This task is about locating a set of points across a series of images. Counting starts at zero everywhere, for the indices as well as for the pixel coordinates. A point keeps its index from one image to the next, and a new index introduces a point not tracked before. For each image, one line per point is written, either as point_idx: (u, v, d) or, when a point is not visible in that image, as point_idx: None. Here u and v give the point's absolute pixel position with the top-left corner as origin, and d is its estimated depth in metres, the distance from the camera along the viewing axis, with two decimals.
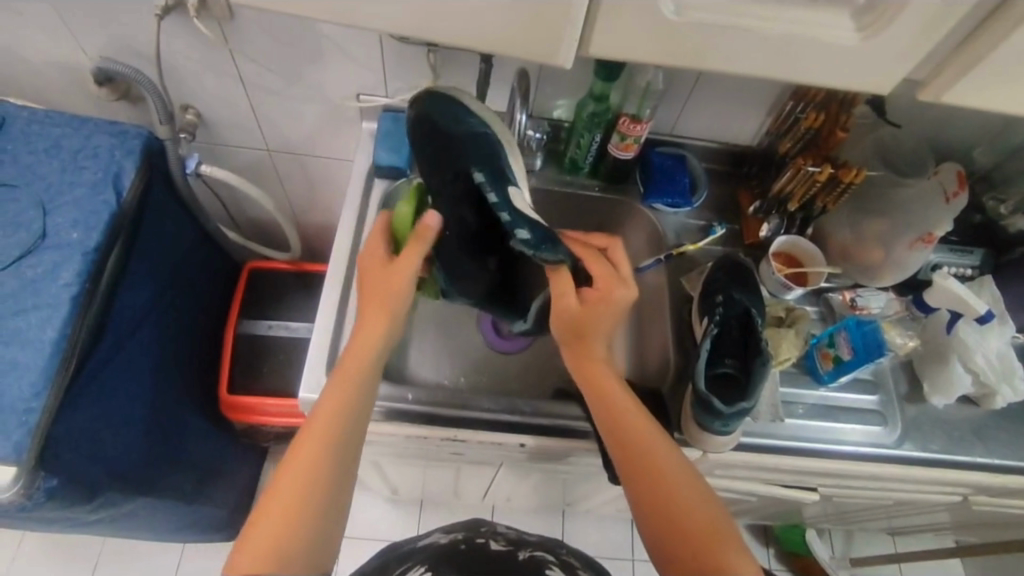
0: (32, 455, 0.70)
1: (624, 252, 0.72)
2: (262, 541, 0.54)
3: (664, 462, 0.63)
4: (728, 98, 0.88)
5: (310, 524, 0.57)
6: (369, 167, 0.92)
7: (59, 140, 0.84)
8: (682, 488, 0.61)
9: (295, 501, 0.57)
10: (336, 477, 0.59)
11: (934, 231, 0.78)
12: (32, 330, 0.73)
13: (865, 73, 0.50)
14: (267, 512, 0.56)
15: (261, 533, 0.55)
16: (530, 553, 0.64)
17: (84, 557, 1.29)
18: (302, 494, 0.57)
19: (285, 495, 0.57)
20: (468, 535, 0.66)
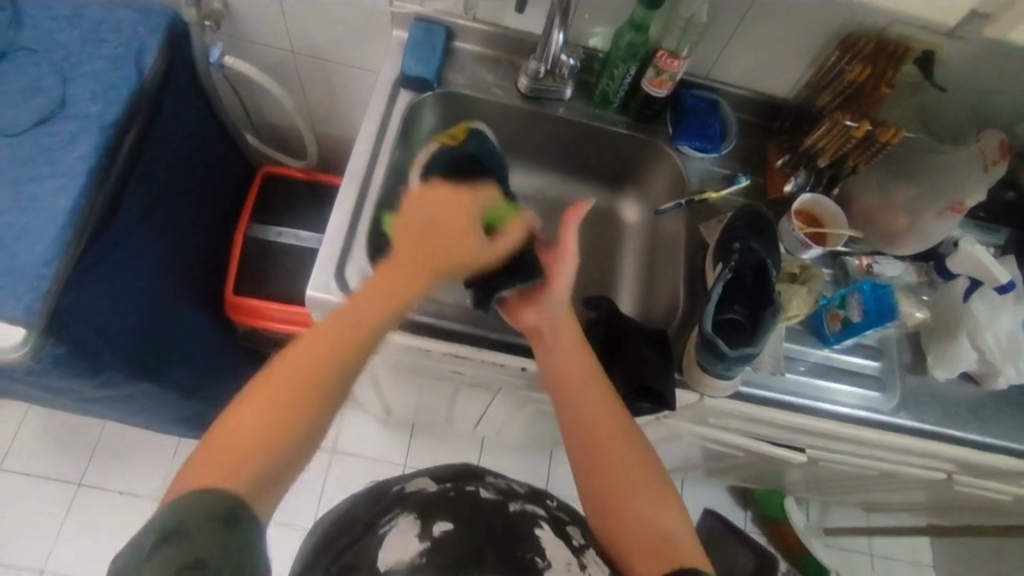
0: (42, 319, 0.70)
1: (574, 230, 0.74)
2: (227, 455, 0.49)
3: (624, 462, 0.66)
4: (771, 41, 0.84)
5: (291, 442, 0.52)
6: (395, 75, 0.90)
7: (81, 9, 0.82)
8: (639, 485, 0.65)
9: (263, 424, 0.51)
10: (313, 421, 0.53)
11: (965, 201, 0.76)
12: (46, 197, 0.73)
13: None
14: (237, 420, 0.51)
15: (223, 444, 0.50)
16: (521, 509, 0.65)
17: (83, 440, 1.33)
18: (272, 420, 0.51)
19: (261, 410, 0.52)
20: (458, 484, 0.66)
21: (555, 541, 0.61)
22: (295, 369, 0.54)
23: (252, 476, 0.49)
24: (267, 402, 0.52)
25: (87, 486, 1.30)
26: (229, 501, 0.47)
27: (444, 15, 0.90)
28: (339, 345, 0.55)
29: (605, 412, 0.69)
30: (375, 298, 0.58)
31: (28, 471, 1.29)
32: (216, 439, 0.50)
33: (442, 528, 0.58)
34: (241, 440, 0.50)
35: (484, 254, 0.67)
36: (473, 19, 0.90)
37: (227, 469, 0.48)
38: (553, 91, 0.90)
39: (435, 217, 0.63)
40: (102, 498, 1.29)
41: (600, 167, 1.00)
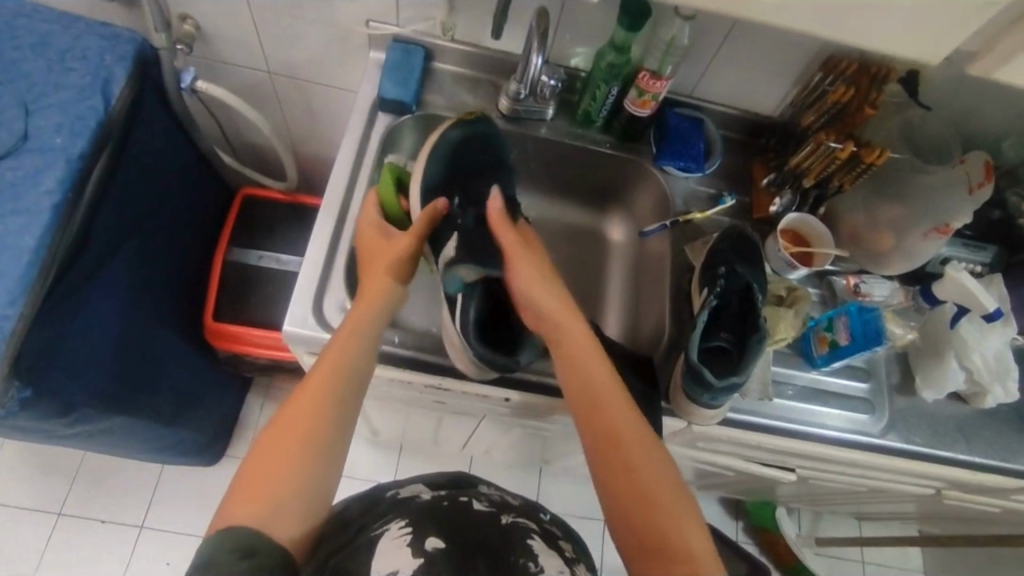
0: (6, 362, 0.68)
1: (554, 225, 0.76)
2: (248, 499, 0.56)
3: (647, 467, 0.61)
4: (753, 61, 0.84)
5: (297, 482, 0.58)
6: (374, 99, 0.88)
7: (47, 37, 0.80)
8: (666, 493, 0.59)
9: (276, 472, 0.58)
10: (316, 464, 0.60)
11: (951, 223, 0.76)
12: (10, 234, 0.70)
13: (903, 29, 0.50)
14: (247, 476, 0.58)
15: (245, 494, 0.56)
16: (513, 519, 0.66)
17: (63, 469, 1.30)
18: (282, 466, 0.58)
19: (271, 458, 0.59)
20: (451, 494, 0.68)
21: (547, 551, 0.63)
22: (288, 421, 0.61)
23: (262, 509, 0.55)
24: (270, 451, 0.59)
25: (67, 515, 1.27)
26: (241, 530, 0.53)
27: (424, 36, 0.88)
28: (321, 389, 0.63)
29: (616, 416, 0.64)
30: (341, 351, 0.66)
31: (5, 502, 1.26)
32: (234, 495, 0.57)
33: (432, 544, 0.58)
34: (249, 486, 0.57)
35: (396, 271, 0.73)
36: (453, 40, 0.88)
37: (247, 504, 0.55)
38: (534, 111, 0.89)
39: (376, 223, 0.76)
40: (83, 528, 1.26)
41: (584, 187, 0.99)
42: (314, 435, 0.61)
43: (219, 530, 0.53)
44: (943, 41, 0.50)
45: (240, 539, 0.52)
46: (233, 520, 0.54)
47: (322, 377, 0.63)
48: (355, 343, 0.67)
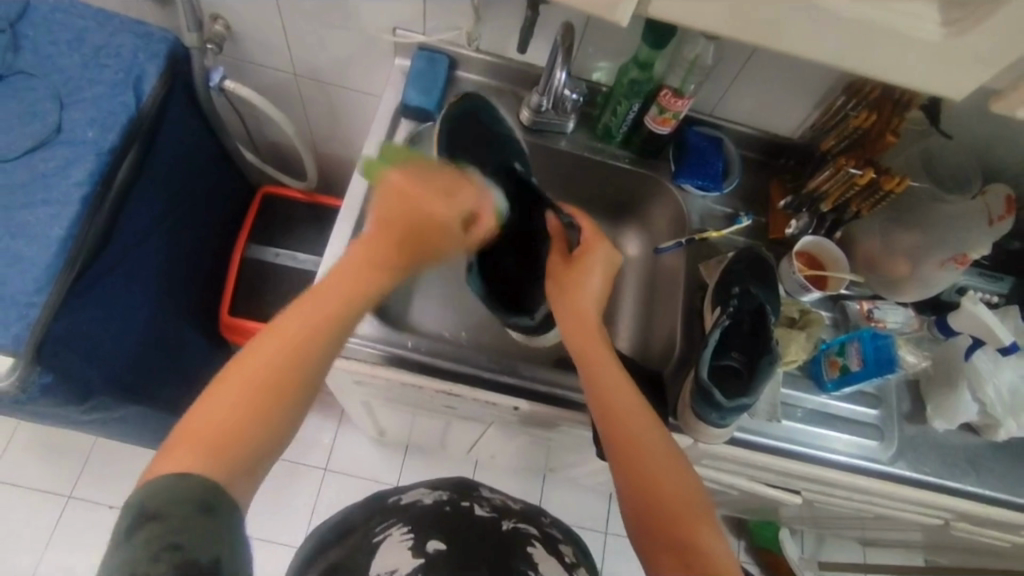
0: (30, 349, 0.69)
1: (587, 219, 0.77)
2: (197, 439, 0.47)
3: (649, 459, 0.60)
4: (775, 84, 0.84)
5: (261, 430, 0.49)
6: (396, 105, 0.89)
7: (83, 33, 0.81)
8: (664, 482, 0.58)
9: (235, 413, 0.49)
10: (283, 416, 0.51)
11: (968, 253, 0.76)
12: (39, 224, 0.72)
13: (927, 61, 0.50)
14: (199, 421, 0.48)
15: (193, 439, 0.47)
16: (514, 525, 0.67)
17: (74, 453, 1.32)
18: (246, 405, 0.49)
19: (230, 399, 0.49)
20: (453, 498, 0.69)
21: (547, 556, 0.65)
22: (259, 359, 0.52)
23: (227, 458, 0.47)
24: (235, 394, 0.49)
25: (77, 498, 1.28)
26: (193, 481, 0.45)
27: (448, 45, 0.89)
28: (308, 326, 0.54)
29: (627, 403, 0.64)
30: (334, 291, 0.57)
31: (17, 482, 1.28)
32: (183, 435, 0.48)
33: (434, 546, 0.61)
34: (207, 419, 0.48)
35: (451, 237, 0.61)
36: (477, 50, 0.89)
37: (201, 451, 0.47)
38: (554, 124, 0.90)
39: (410, 187, 0.60)
40: (91, 512, 1.28)
41: (600, 199, 0.99)
42: (293, 379, 0.52)
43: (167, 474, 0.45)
44: (967, 74, 0.50)
45: (194, 489, 0.44)
46: (178, 466, 0.46)
47: (306, 319, 0.54)
48: (359, 282, 0.57)
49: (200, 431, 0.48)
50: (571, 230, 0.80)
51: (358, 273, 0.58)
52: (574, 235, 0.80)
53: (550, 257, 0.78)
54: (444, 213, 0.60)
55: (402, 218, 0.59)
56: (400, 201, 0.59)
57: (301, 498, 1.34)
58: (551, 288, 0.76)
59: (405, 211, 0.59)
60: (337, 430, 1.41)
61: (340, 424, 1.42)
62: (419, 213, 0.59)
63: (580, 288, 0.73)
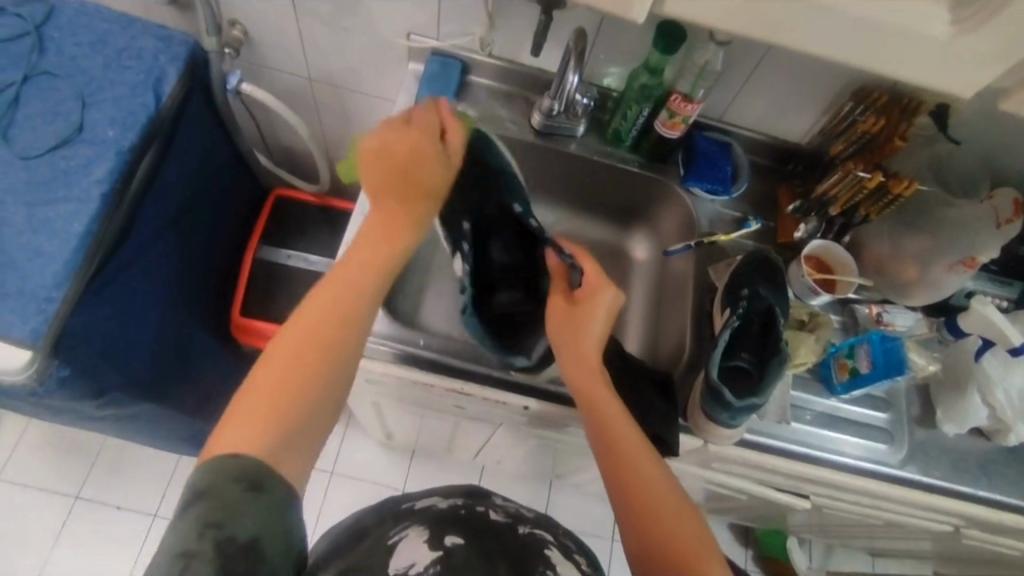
0: (48, 342, 0.70)
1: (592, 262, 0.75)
2: (247, 416, 0.49)
3: (661, 502, 0.60)
4: (783, 90, 0.85)
5: (311, 399, 0.52)
6: (410, 108, 0.90)
7: (106, 36, 0.83)
8: (673, 526, 0.58)
9: (279, 388, 0.51)
10: (328, 391, 0.53)
11: (977, 256, 0.77)
12: (60, 220, 0.73)
13: (935, 61, 0.51)
14: (244, 401, 0.50)
15: (243, 419, 0.49)
16: (530, 529, 0.68)
17: (83, 453, 1.32)
18: (285, 381, 0.51)
19: (269, 379, 0.51)
20: (469, 503, 0.69)
21: (565, 561, 0.65)
22: (296, 346, 0.53)
23: (276, 434, 0.49)
24: (272, 378, 0.51)
25: (85, 499, 1.29)
26: (251, 461, 0.47)
27: (461, 50, 0.91)
28: (343, 306, 0.56)
29: (627, 432, 0.66)
30: (361, 248, 0.60)
31: (26, 481, 1.29)
32: (232, 416, 0.49)
33: (452, 541, 0.62)
34: (255, 404, 0.50)
35: (442, 165, 0.66)
36: (489, 55, 0.91)
37: (253, 428, 0.48)
38: (564, 129, 0.91)
39: (385, 147, 0.63)
40: (99, 512, 1.28)
41: (609, 203, 1.00)
42: (332, 347, 0.54)
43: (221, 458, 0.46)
44: (976, 73, 0.51)
45: (244, 467, 0.46)
46: (233, 446, 0.47)
47: (321, 298, 0.56)
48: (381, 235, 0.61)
49: (245, 413, 0.49)
50: (571, 272, 0.77)
51: (374, 243, 0.61)
52: (575, 277, 0.77)
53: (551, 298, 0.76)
54: (436, 162, 0.64)
55: (388, 175, 0.63)
56: (393, 154, 0.63)
57: (307, 501, 1.35)
58: (553, 332, 0.74)
59: (385, 165, 0.63)
60: (343, 433, 1.41)
61: (347, 427, 1.42)
62: (405, 165, 0.63)
63: (583, 328, 0.72)
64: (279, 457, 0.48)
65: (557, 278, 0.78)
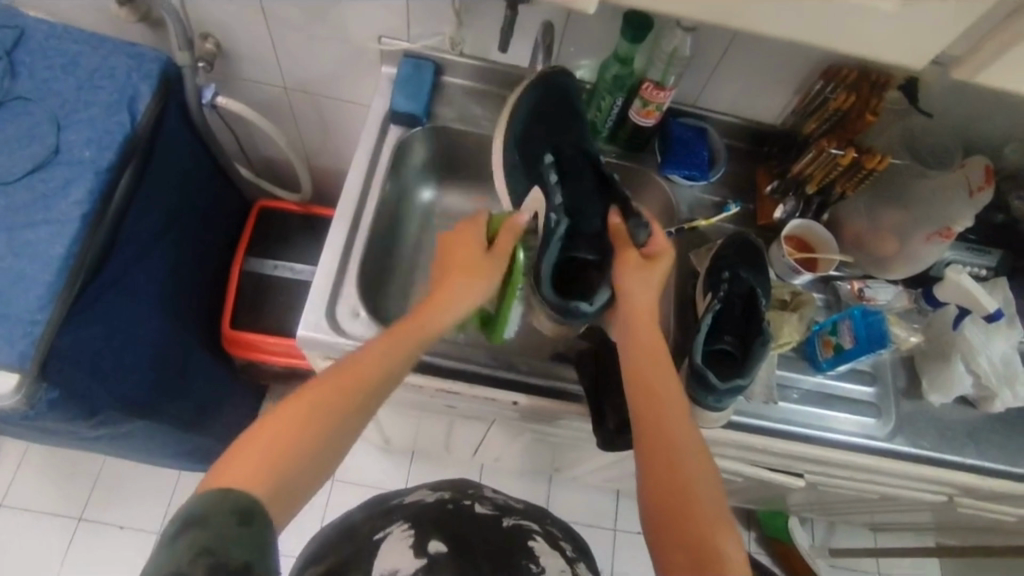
0: (36, 364, 0.71)
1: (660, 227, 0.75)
2: (244, 464, 0.52)
3: (698, 484, 0.60)
4: (755, 73, 0.86)
5: (304, 459, 0.55)
6: (385, 112, 0.91)
7: (77, 57, 0.84)
8: (702, 505, 0.59)
9: (283, 443, 0.54)
10: (321, 455, 0.56)
11: (954, 225, 0.77)
12: (41, 243, 0.74)
13: (892, 35, 0.52)
14: (246, 446, 0.53)
15: (237, 466, 0.52)
16: (515, 522, 0.70)
17: (83, 475, 1.33)
18: (288, 445, 0.54)
19: (270, 435, 0.54)
20: (455, 497, 0.70)
21: (549, 552, 0.67)
22: (310, 399, 0.57)
23: (268, 484, 0.52)
24: (277, 436, 0.54)
25: (88, 520, 1.29)
26: (249, 502, 0.49)
27: (432, 51, 0.91)
28: (358, 383, 0.59)
29: (671, 404, 0.64)
30: (383, 360, 0.61)
31: (29, 506, 1.29)
32: (231, 455, 0.53)
33: (436, 548, 0.63)
34: (255, 456, 0.53)
35: (480, 279, 0.69)
36: (461, 54, 0.91)
37: (247, 471, 0.52)
38: None
39: (458, 250, 0.72)
40: (103, 531, 1.29)
41: None
42: (333, 427, 0.57)
43: (215, 489, 0.50)
44: (932, 43, 0.52)
45: (237, 503, 0.49)
46: (226, 482, 0.51)
47: (367, 372, 0.60)
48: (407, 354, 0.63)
49: (242, 460, 0.52)
50: (638, 232, 0.74)
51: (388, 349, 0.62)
52: (639, 235, 0.74)
53: (621, 253, 0.72)
54: (471, 252, 0.71)
55: (449, 252, 0.72)
56: (463, 246, 0.72)
57: (309, 509, 1.35)
58: (624, 282, 0.71)
59: (456, 249, 0.72)
60: None
61: None
62: (464, 257, 0.71)
63: (650, 280, 0.71)
64: (268, 505, 0.51)
65: (618, 237, 0.73)
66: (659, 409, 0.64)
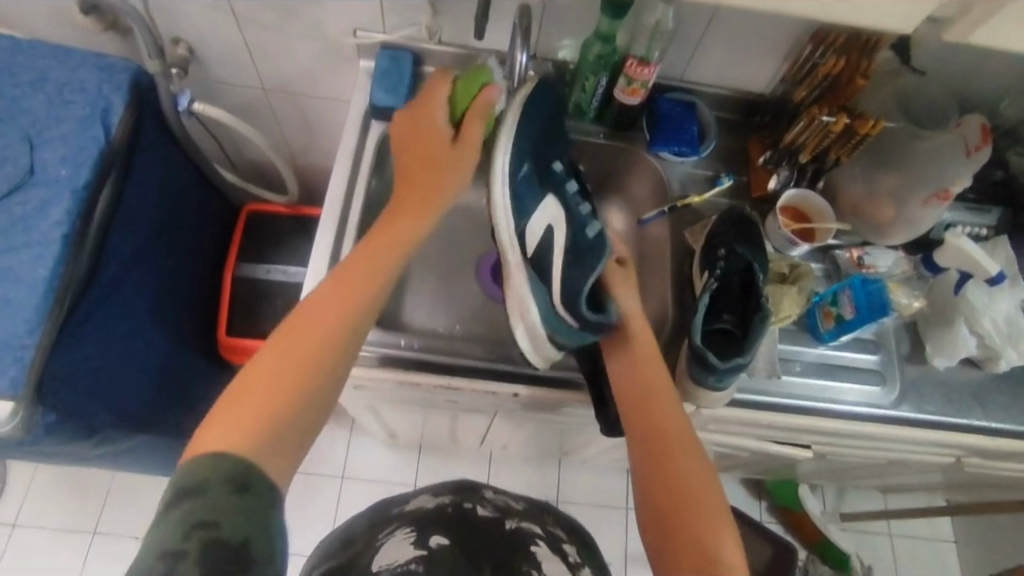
0: (28, 390, 0.70)
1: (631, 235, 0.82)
2: (236, 420, 0.51)
3: (693, 478, 0.62)
4: (741, 42, 0.84)
5: (290, 414, 0.53)
6: (366, 107, 0.89)
7: (46, 72, 0.82)
8: (698, 498, 0.60)
9: (268, 409, 0.53)
10: (308, 417, 0.55)
11: (950, 187, 0.76)
12: (24, 267, 0.72)
13: None
14: (236, 402, 0.53)
15: (233, 413, 0.52)
16: (517, 525, 0.68)
17: (93, 490, 1.33)
18: (276, 405, 0.53)
19: (255, 388, 0.54)
20: (456, 500, 0.69)
21: (551, 556, 0.65)
22: (288, 358, 0.55)
23: (254, 437, 0.51)
24: (266, 391, 0.53)
25: (102, 534, 1.30)
26: (247, 469, 0.49)
27: (409, 41, 0.88)
28: (329, 340, 0.57)
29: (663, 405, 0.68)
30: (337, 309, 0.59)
31: (42, 525, 1.30)
32: (218, 417, 0.52)
33: (437, 541, 0.64)
34: (249, 407, 0.52)
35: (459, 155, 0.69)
36: (440, 43, 0.88)
37: (236, 428, 0.51)
38: None
39: (424, 123, 0.71)
40: (118, 544, 1.30)
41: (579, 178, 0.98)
42: (324, 386, 0.56)
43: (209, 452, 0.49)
44: None
45: (230, 468, 0.48)
46: (216, 445, 0.49)
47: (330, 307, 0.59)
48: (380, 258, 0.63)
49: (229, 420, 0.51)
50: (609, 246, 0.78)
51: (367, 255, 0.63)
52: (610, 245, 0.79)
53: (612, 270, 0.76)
54: (436, 125, 0.71)
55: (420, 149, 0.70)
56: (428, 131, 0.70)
57: (321, 509, 1.35)
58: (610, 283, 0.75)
59: (422, 154, 0.70)
60: (348, 439, 1.41)
61: (351, 432, 1.42)
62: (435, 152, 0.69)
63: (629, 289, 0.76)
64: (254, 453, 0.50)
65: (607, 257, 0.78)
66: (649, 409, 0.67)
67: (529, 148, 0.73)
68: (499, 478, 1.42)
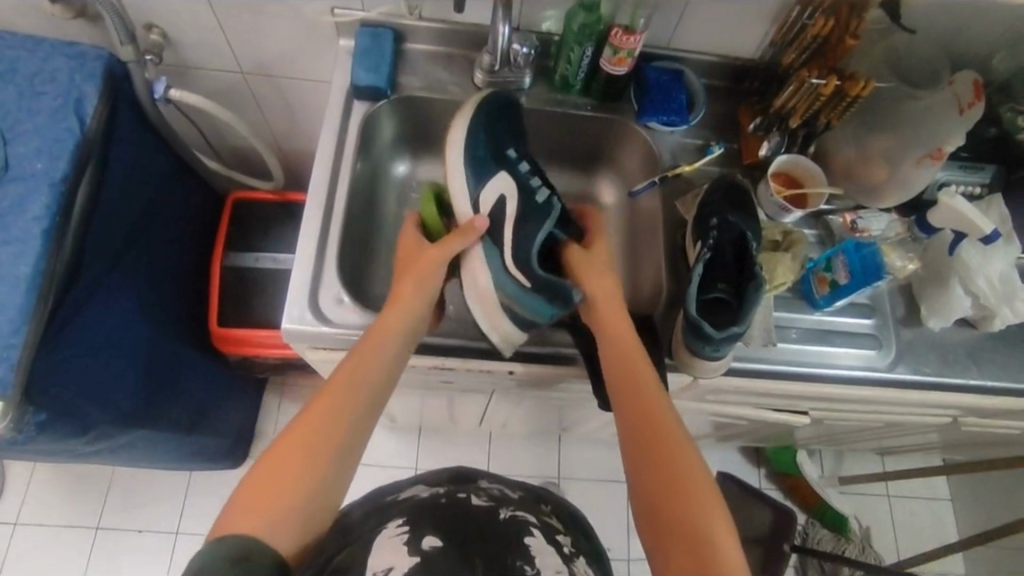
0: (16, 389, 0.69)
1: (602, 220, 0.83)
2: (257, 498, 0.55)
3: (688, 467, 0.60)
4: (728, 7, 0.82)
5: (305, 488, 0.57)
6: (348, 87, 0.86)
7: (15, 63, 0.79)
8: (693, 486, 0.59)
9: (286, 481, 0.57)
10: (325, 483, 0.59)
11: (943, 146, 0.75)
12: (4, 265, 0.71)
13: None
14: (256, 485, 0.57)
15: (254, 496, 0.56)
16: (511, 514, 0.56)
17: (93, 485, 1.33)
18: (292, 479, 0.57)
19: (275, 462, 0.58)
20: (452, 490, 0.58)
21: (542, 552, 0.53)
22: (298, 432, 0.60)
23: (273, 521, 0.54)
24: (280, 468, 0.58)
25: (105, 528, 1.30)
26: (250, 540, 0.52)
27: (389, 18, 0.86)
28: (339, 411, 0.62)
29: (652, 390, 0.66)
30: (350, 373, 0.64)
31: (44, 522, 1.30)
32: (239, 496, 0.56)
33: (431, 543, 0.53)
34: (265, 485, 0.56)
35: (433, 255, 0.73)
36: (420, 19, 0.87)
37: (253, 511, 0.55)
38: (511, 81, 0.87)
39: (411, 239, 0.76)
40: (122, 537, 1.30)
41: (569, 152, 0.97)
42: (334, 453, 0.60)
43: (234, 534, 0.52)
44: None
45: (238, 544, 0.51)
46: (238, 528, 0.53)
47: (344, 384, 0.63)
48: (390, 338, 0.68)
49: (255, 499, 0.56)
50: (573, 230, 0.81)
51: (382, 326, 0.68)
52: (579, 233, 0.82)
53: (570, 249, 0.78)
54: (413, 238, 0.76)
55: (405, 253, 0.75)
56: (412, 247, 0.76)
57: None
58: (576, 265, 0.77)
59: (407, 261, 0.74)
60: None
61: None
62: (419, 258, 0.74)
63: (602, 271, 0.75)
64: (266, 530, 0.54)
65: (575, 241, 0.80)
66: (637, 392, 0.66)
67: (486, 130, 0.79)
68: (499, 457, 1.43)
